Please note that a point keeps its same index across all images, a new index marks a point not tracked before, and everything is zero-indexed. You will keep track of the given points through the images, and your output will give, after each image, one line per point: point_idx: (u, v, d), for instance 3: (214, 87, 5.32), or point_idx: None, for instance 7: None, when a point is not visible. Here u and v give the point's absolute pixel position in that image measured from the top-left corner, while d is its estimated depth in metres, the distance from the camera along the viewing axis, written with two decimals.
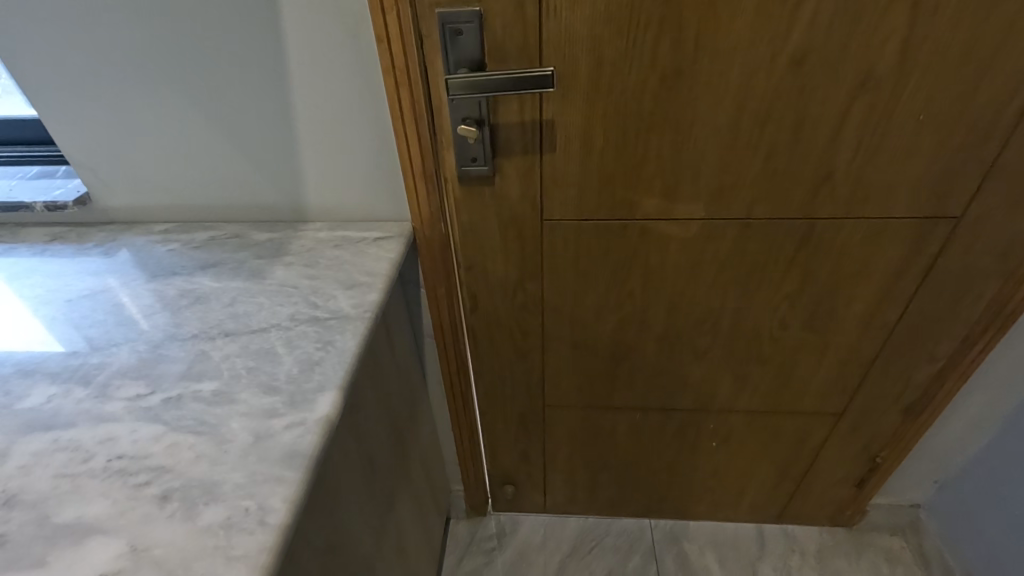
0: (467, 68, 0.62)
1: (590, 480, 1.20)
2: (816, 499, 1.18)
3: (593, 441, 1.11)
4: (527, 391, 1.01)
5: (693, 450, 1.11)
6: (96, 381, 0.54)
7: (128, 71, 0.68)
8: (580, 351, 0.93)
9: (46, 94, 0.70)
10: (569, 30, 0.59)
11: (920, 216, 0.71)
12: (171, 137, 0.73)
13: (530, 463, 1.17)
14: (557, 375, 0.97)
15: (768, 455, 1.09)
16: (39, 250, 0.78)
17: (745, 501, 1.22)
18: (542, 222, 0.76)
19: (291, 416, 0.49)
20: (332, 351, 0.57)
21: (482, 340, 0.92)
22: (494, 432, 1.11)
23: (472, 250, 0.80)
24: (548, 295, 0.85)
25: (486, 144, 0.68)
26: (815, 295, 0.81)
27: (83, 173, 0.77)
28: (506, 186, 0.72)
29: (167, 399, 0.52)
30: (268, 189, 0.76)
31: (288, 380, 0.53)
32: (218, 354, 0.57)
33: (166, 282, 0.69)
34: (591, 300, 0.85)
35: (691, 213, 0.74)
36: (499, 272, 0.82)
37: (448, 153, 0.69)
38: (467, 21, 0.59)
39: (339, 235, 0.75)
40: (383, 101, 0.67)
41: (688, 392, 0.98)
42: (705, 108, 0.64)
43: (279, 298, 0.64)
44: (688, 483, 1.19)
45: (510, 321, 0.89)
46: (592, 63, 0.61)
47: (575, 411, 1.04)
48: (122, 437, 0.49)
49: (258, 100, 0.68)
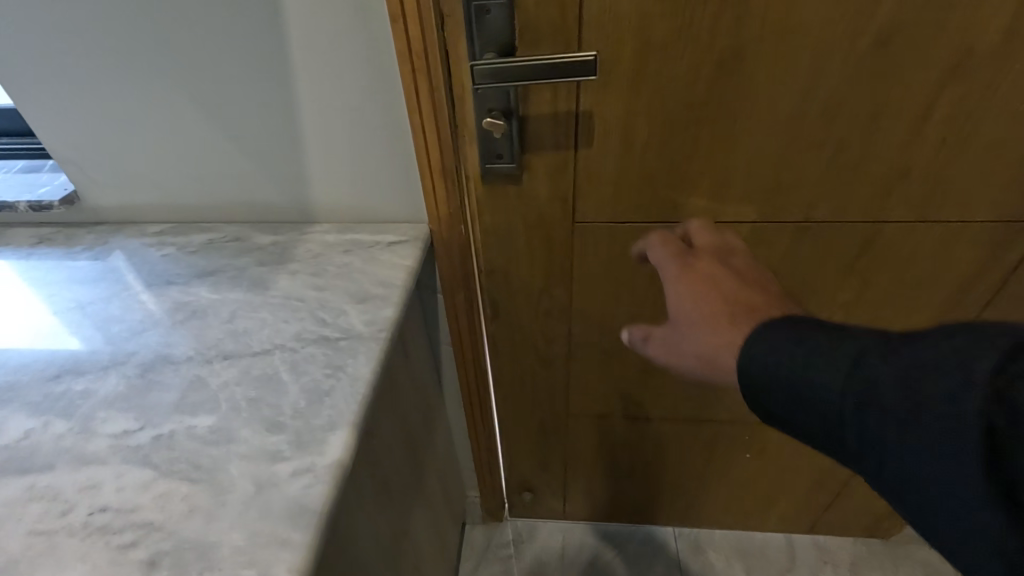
0: (495, 52, 0.54)
1: (613, 488, 1.14)
2: (853, 510, 1.12)
3: (618, 451, 1.04)
4: (550, 401, 0.94)
5: (725, 461, 1.04)
6: (80, 413, 0.48)
7: (112, 58, 0.60)
8: (609, 360, 0.86)
9: (22, 84, 0.63)
10: (615, 7, 0.51)
11: (1005, 219, 0.63)
12: (162, 130, 0.65)
13: (549, 471, 1.11)
14: (583, 384, 0.90)
15: (805, 466, 1.03)
16: (26, 253, 0.71)
17: (776, 511, 1.16)
18: (574, 225, 0.68)
19: (298, 461, 0.43)
20: (344, 378, 0.50)
21: (504, 348, 0.85)
22: (513, 440, 1.05)
23: (494, 254, 0.73)
24: (577, 303, 0.78)
25: (513, 140, 0.60)
26: (874, 304, 0.74)
27: (69, 169, 0.70)
28: (535, 185, 0.64)
29: (158, 437, 0.46)
30: (271, 187, 0.69)
31: (295, 415, 0.47)
32: (216, 381, 0.50)
33: (160, 292, 0.62)
34: (625, 308, 0.77)
35: (742, 216, 0.66)
36: (524, 277, 0.75)
37: (469, 147, 0.61)
38: None
39: (349, 239, 0.68)
40: (397, 89, 0.60)
41: (725, 402, 0.91)
42: (767, 96, 0.56)
43: (284, 313, 0.57)
44: (718, 493, 1.12)
45: (535, 329, 0.82)
46: (639, 45, 0.53)
47: (601, 420, 0.97)
48: (106, 484, 0.43)
49: (257, 90, 0.61)
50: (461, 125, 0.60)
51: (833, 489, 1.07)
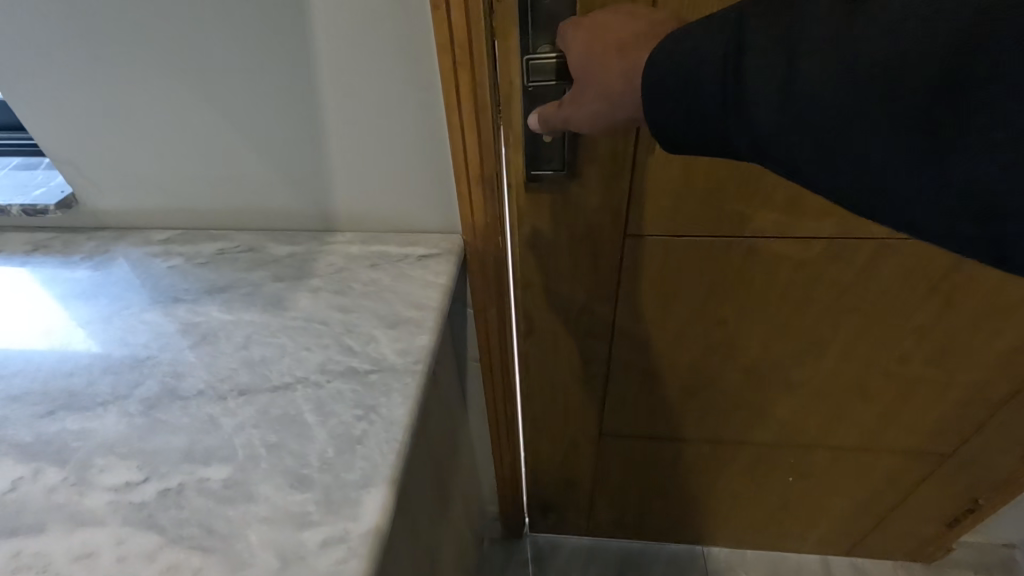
0: (550, 45, 0.49)
1: (642, 508, 1.08)
2: (897, 535, 1.05)
3: (651, 472, 0.98)
4: (582, 420, 0.88)
5: (765, 484, 0.97)
6: (76, 459, 0.42)
7: (112, 47, 0.53)
8: (650, 380, 0.79)
9: (12, 75, 0.56)
10: None
11: None
12: (169, 128, 0.59)
13: (575, 491, 1.05)
14: (620, 403, 0.84)
15: (852, 491, 0.96)
16: (20, 261, 0.65)
17: (813, 534, 1.09)
18: (625, 236, 0.62)
19: (328, 528, 0.37)
20: (377, 422, 0.43)
21: (536, 366, 0.79)
22: (539, 459, 0.98)
23: (534, 266, 0.66)
24: (621, 320, 0.71)
25: (564, 146, 0.54)
26: (953, 327, 0.67)
27: (66, 170, 0.63)
28: (585, 193, 0.58)
29: (165, 492, 0.40)
30: (288, 193, 0.62)
31: (323, 467, 0.40)
32: (231, 422, 0.44)
33: (166, 311, 0.56)
34: (674, 326, 0.71)
35: (816, 230, 0.59)
36: (564, 292, 0.68)
37: (516, 153, 0.56)
38: None
39: (375, 251, 0.62)
40: (434, 86, 0.52)
41: (773, 425, 0.85)
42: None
43: (306, 339, 0.51)
44: (754, 515, 1.06)
45: (572, 346, 0.75)
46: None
47: (636, 440, 0.91)
48: (106, 552, 0.37)
49: (276, 85, 0.54)
50: (507, 128, 0.55)
51: (879, 514, 1.01)
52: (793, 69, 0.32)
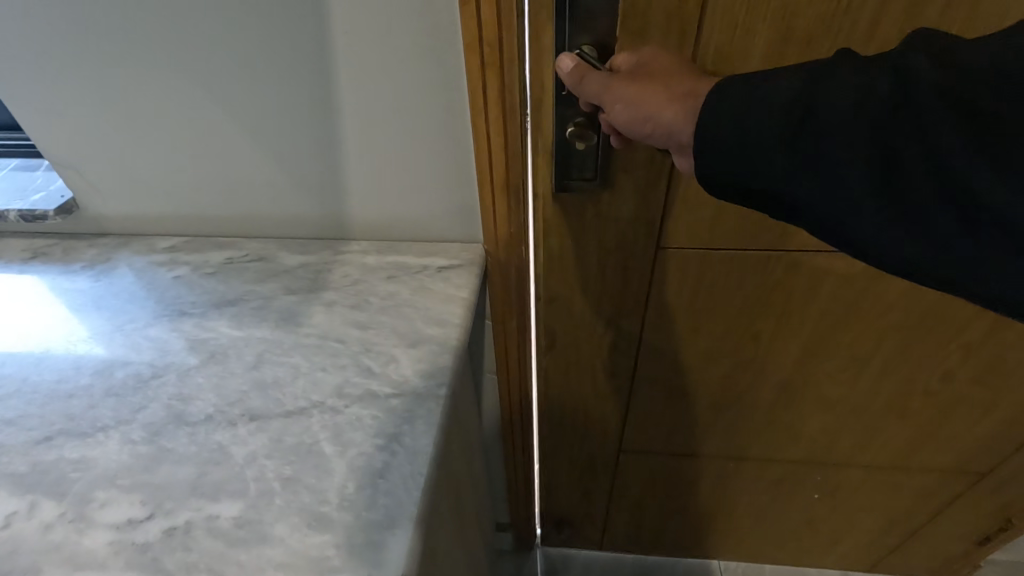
0: (592, 45, 0.45)
1: (660, 524, 1.04)
2: (923, 553, 1.02)
3: (671, 486, 0.94)
4: (602, 435, 0.84)
5: (789, 500, 0.94)
6: (75, 492, 0.39)
7: (116, 43, 0.50)
8: (675, 395, 0.76)
9: (10, 73, 0.53)
10: None
11: None
12: (175, 130, 0.55)
13: (591, 505, 1.02)
14: (642, 420, 0.80)
15: (882, 510, 0.92)
16: (18, 269, 0.62)
17: (835, 551, 1.06)
18: (657, 249, 0.58)
19: (350, 574, 0.34)
20: (400, 453, 0.40)
21: (555, 380, 0.75)
22: (555, 475, 0.95)
23: (557, 280, 0.62)
24: (647, 335, 0.68)
25: (600, 156, 0.51)
26: (1002, 345, 0.63)
27: (66, 174, 0.60)
28: (617, 204, 0.55)
29: (171, 531, 0.36)
30: (300, 199, 0.59)
31: (343, 504, 0.37)
32: (243, 452, 0.41)
33: (172, 325, 0.53)
34: (703, 341, 0.67)
35: None
36: (588, 305, 0.65)
37: (543, 161, 0.52)
38: None
39: (392, 262, 0.58)
40: (458, 87, 0.49)
41: (801, 443, 0.81)
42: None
43: (322, 358, 0.48)
44: (775, 531, 1.03)
45: (594, 361, 0.72)
46: (778, 33, 0.43)
47: (657, 458, 0.88)
48: None
49: (289, 85, 0.51)
50: (536, 133, 0.51)
51: (907, 531, 0.97)
52: (874, 93, 0.32)
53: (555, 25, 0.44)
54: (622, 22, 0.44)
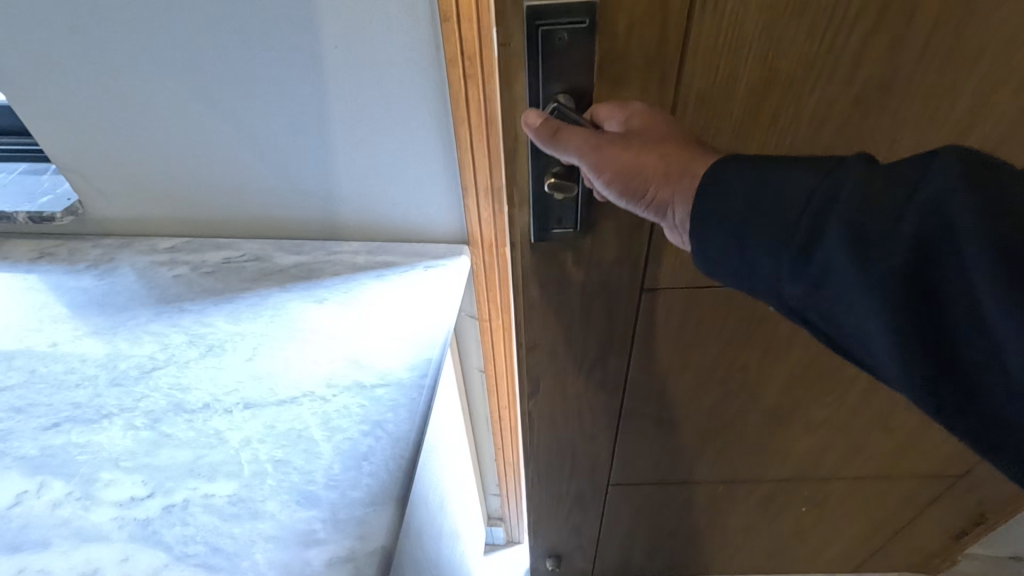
0: (566, 93, 0.38)
1: (652, 548, 1.03)
2: (905, 551, 1.05)
3: (662, 511, 0.94)
4: (590, 471, 0.82)
5: (774, 512, 0.95)
6: (81, 472, 0.42)
7: (121, 55, 0.53)
8: (663, 426, 0.76)
9: (19, 82, 0.56)
10: (737, 23, 0.35)
11: None
12: (176, 137, 0.58)
13: (582, 539, 0.99)
14: (631, 453, 0.80)
15: (864, 514, 0.94)
16: (25, 270, 0.65)
17: (822, 554, 1.08)
18: (643, 290, 0.59)
19: (334, 547, 0.37)
20: (384, 439, 0.43)
21: (541, 424, 0.73)
22: (544, 517, 0.91)
23: (540, 325, 0.61)
24: (633, 372, 0.68)
25: (579, 207, 0.50)
26: None
27: (71, 178, 0.63)
28: (600, 249, 0.55)
29: (170, 508, 0.39)
30: (294, 202, 0.62)
31: (330, 485, 0.40)
32: (237, 438, 0.44)
33: (172, 322, 0.56)
34: (690, 373, 0.68)
35: None
36: (573, 349, 0.64)
37: (521, 214, 0.52)
38: (572, 20, 0.35)
39: (382, 261, 0.62)
40: (441, 97, 0.52)
41: (786, 459, 0.83)
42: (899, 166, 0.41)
43: (313, 352, 0.51)
44: (767, 542, 1.05)
45: (581, 401, 0.71)
46: (749, 101, 0.38)
47: (647, 485, 0.88)
48: (110, 570, 0.36)
49: (284, 94, 0.54)
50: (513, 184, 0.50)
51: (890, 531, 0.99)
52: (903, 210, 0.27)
53: (528, 71, 0.37)
54: (598, 67, 0.37)
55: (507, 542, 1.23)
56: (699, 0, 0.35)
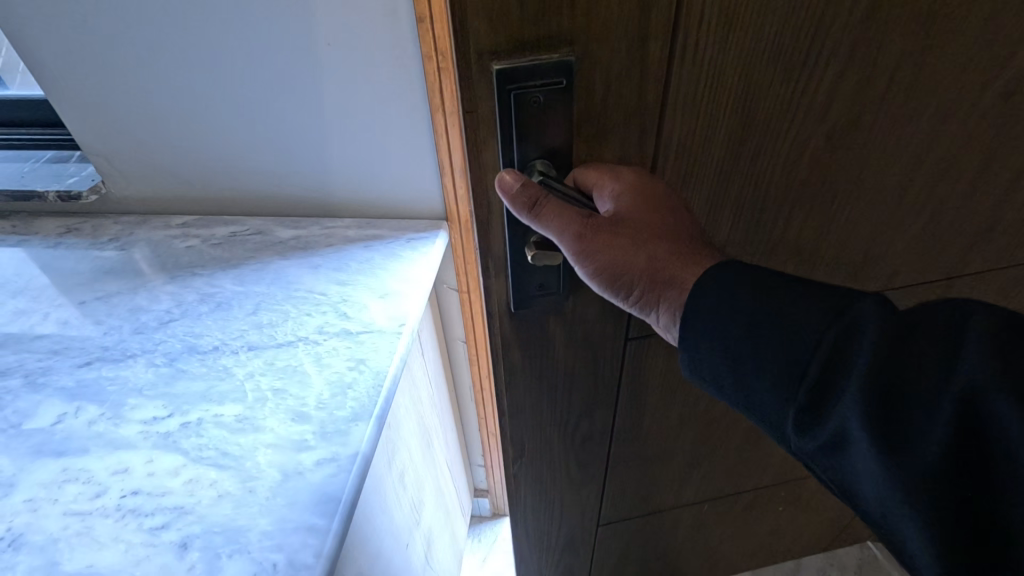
0: (544, 162, 0.36)
1: None
2: None
3: (659, 551, 0.84)
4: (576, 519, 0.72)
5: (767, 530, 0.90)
6: (111, 397, 0.50)
7: (144, 50, 0.62)
8: (654, 464, 0.68)
9: (55, 76, 0.65)
10: (711, 78, 0.33)
11: None
12: (192, 123, 0.67)
13: None
14: (619, 496, 0.71)
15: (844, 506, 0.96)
16: (53, 243, 0.72)
17: None
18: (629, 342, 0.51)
19: (321, 451, 0.44)
20: (366, 372, 0.51)
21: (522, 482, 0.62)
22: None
23: (520, 393, 0.52)
24: (620, 419, 0.60)
25: (563, 271, 0.43)
26: None
27: (98, 161, 0.72)
28: (585, 312, 0.47)
29: (186, 424, 0.47)
30: (294, 182, 0.71)
31: (320, 406, 0.48)
32: (242, 372, 0.52)
33: (185, 284, 0.64)
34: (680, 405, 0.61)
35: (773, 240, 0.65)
36: (558, 405, 0.55)
37: (496, 285, 0.43)
38: (552, 81, 0.32)
39: (370, 234, 0.70)
40: (419, 87, 0.61)
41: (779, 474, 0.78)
42: (863, 200, 0.42)
43: (308, 307, 0.59)
44: None
45: (565, 457, 0.61)
46: (727, 150, 0.37)
47: (638, 527, 0.78)
48: (138, 468, 0.44)
49: (285, 84, 0.63)
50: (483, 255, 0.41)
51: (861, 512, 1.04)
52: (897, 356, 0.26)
53: (497, 130, 0.34)
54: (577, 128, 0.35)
55: (493, 514, 1.32)
56: (675, 53, 0.32)
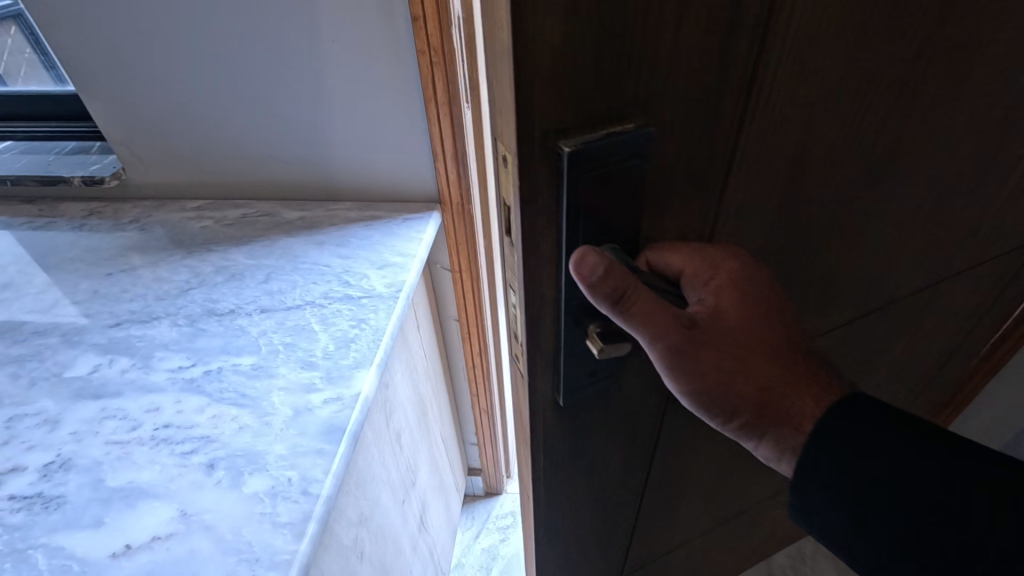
0: (613, 245, 0.31)
1: None
2: None
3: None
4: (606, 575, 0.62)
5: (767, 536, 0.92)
6: (140, 351, 0.56)
7: (166, 48, 0.69)
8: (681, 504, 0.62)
9: (84, 70, 0.72)
10: (773, 136, 0.31)
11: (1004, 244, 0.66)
12: (208, 114, 0.74)
13: None
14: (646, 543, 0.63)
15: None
16: (77, 224, 0.79)
17: None
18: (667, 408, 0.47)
19: (328, 392, 0.51)
20: (367, 329, 0.57)
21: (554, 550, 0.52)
22: None
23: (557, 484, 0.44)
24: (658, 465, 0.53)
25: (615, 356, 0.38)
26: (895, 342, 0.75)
27: (120, 149, 0.79)
28: (629, 386, 0.42)
29: (209, 371, 0.54)
30: (300, 168, 0.78)
31: (326, 356, 0.54)
32: (256, 330, 0.58)
33: (201, 259, 0.70)
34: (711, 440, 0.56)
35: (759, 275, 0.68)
36: (601, 472, 0.47)
37: (544, 380, 0.36)
38: (631, 152, 0.28)
39: (369, 215, 0.77)
40: (414, 81, 0.68)
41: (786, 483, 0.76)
42: (862, 271, 0.45)
43: (313, 276, 0.65)
44: None
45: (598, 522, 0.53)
46: (776, 201, 0.35)
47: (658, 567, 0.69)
48: (168, 407, 0.50)
49: (293, 78, 0.69)
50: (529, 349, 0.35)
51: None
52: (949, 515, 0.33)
53: (564, 213, 0.29)
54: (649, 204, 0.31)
55: (486, 493, 1.38)
56: (746, 115, 0.30)
